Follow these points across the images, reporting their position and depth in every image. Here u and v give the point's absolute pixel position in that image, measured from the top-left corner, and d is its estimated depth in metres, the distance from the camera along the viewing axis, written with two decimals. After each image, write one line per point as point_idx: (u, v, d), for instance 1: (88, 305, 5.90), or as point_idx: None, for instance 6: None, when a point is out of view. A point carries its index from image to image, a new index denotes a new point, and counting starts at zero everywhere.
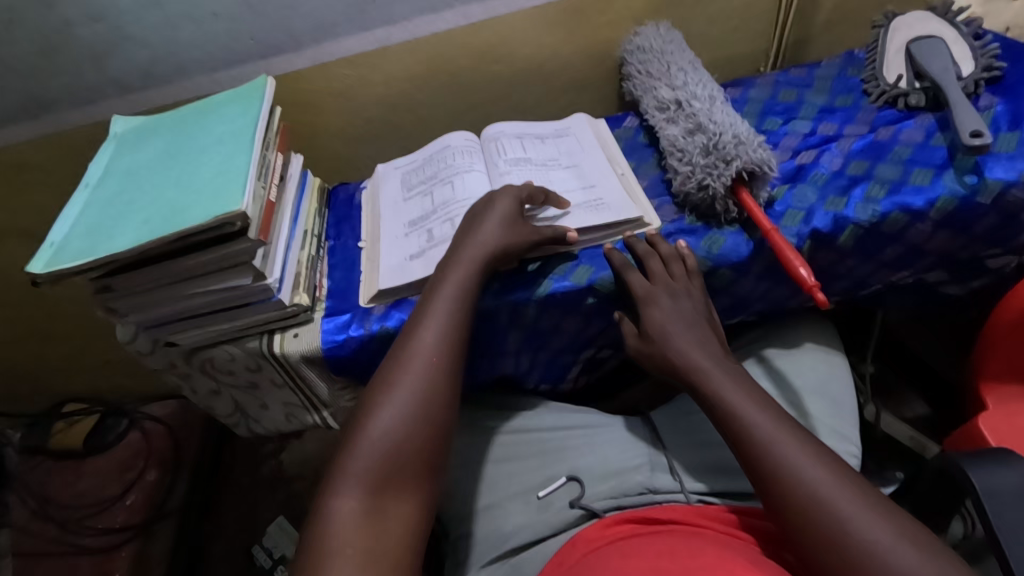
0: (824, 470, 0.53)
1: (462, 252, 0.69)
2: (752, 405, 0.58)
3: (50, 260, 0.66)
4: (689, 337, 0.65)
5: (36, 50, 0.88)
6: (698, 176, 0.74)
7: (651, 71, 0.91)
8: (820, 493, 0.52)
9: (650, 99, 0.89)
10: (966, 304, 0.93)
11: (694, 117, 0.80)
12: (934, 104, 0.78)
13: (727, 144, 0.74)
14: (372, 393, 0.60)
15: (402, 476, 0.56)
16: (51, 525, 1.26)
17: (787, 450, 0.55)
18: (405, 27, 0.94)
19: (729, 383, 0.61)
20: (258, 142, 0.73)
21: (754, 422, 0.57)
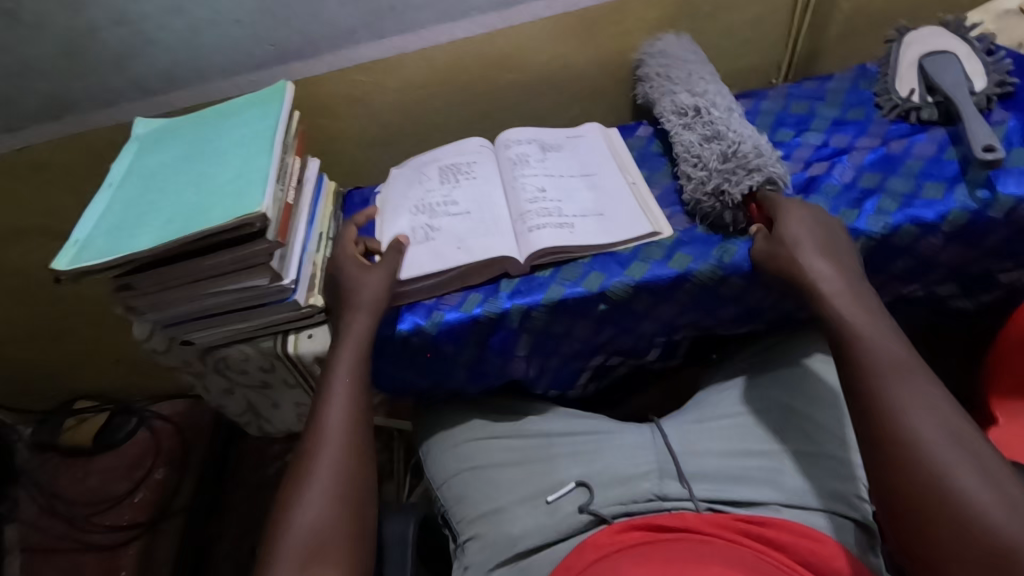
0: (939, 416, 0.51)
1: (350, 325, 0.71)
2: (885, 338, 0.58)
3: (75, 257, 0.68)
4: (823, 260, 0.65)
5: (62, 53, 0.90)
6: (716, 182, 0.75)
7: (673, 77, 0.92)
8: (928, 431, 0.51)
9: (669, 103, 0.89)
10: (976, 318, 0.94)
11: (714, 124, 0.81)
12: (946, 118, 0.79)
13: (749, 154, 0.75)
14: (290, 481, 0.61)
15: (330, 553, 0.55)
16: (60, 521, 1.28)
17: (907, 388, 0.54)
18: (422, 35, 0.96)
19: (854, 306, 0.61)
20: (277, 145, 0.75)
21: (883, 351, 0.57)
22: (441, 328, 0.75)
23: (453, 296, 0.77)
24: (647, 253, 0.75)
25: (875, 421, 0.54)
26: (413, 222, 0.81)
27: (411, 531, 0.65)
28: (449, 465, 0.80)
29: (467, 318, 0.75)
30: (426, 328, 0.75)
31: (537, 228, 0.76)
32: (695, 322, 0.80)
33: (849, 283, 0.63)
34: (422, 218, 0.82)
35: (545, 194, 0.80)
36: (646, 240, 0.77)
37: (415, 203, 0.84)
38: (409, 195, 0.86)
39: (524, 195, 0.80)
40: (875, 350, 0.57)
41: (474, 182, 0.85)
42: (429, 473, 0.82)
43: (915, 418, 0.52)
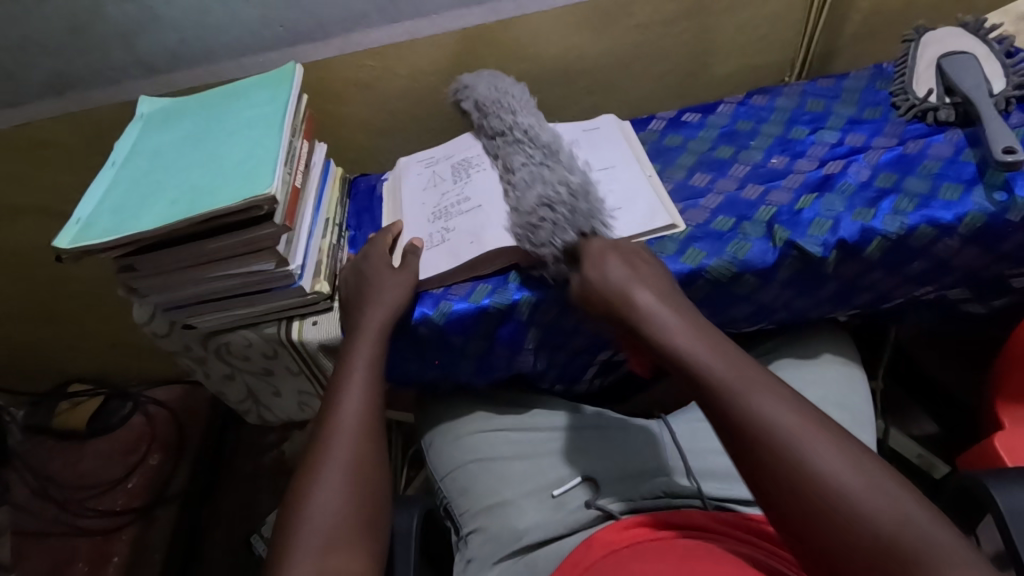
0: (792, 417, 0.49)
1: (365, 319, 0.70)
2: (714, 351, 0.54)
3: (77, 235, 0.66)
4: (631, 280, 0.61)
5: (67, 27, 0.88)
6: (554, 222, 0.68)
7: (498, 100, 0.83)
8: (784, 430, 0.48)
9: (517, 128, 0.79)
10: (984, 324, 0.94)
11: (569, 166, 0.74)
12: (964, 120, 0.78)
13: (594, 204, 0.70)
14: (304, 471, 0.59)
15: (350, 542, 0.54)
16: (51, 505, 1.25)
17: (750, 393, 0.50)
18: (434, 21, 0.94)
19: (675, 329, 0.57)
20: (287, 128, 0.73)
21: (716, 363, 0.53)
22: (449, 318, 0.74)
23: (462, 286, 0.76)
24: (660, 247, 0.75)
25: (739, 441, 0.50)
26: (430, 228, 0.79)
27: (417, 522, 0.64)
28: (453, 457, 0.79)
29: (475, 309, 0.74)
30: (434, 318, 0.74)
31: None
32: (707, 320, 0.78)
33: (668, 302, 0.60)
34: (438, 223, 0.79)
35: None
36: (661, 234, 0.76)
37: (431, 209, 0.82)
38: (423, 200, 0.84)
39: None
40: (710, 368, 0.53)
41: (485, 173, 0.83)
42: (432, 464, 0.81)
43: (774, 419, 0.49)
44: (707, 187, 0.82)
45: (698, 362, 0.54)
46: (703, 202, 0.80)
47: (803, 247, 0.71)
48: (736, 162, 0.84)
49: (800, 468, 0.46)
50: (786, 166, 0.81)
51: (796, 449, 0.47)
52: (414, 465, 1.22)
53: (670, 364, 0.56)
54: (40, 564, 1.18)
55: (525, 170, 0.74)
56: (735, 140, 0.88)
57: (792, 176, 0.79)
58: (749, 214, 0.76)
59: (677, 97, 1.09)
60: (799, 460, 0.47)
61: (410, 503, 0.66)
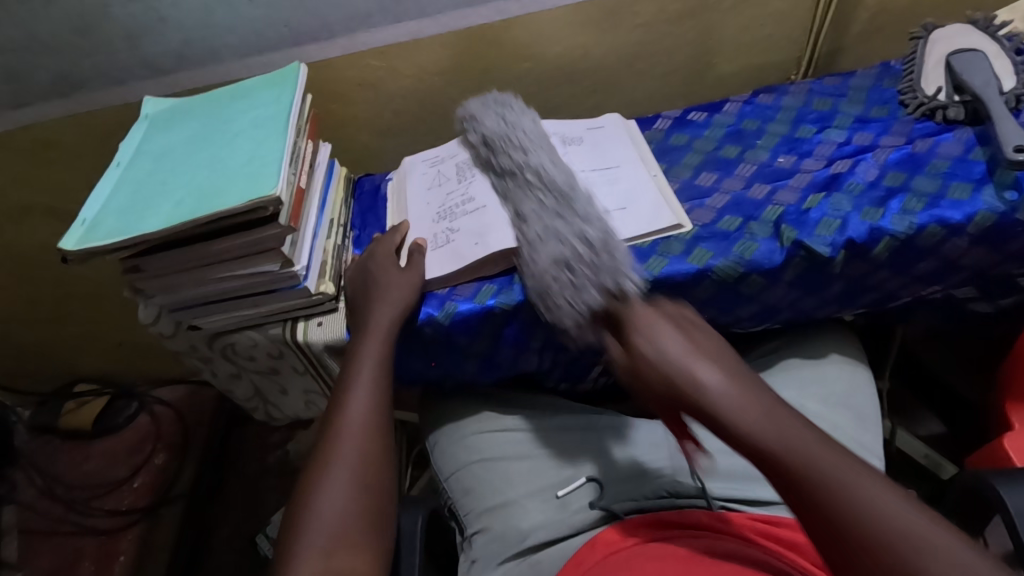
0: (917, 522, 0.42)
1: (371, 319, 0.70)
2: (805, 439, 0.47)
3: (83, 237, 0.66)
4: (694, 356, 0.52)
5: (72, 28, 0.88)
6: (577, 283, 0.63)
7: (507, 136, 0.78)
8: (909, 546, 0.41)
9: (528, 169, 0.74)
10: (992, 324, 0.93)
11: (586, 213, 0.68)
12: (973, 118, 0.77)
13: (617, 256, 0.63)
14: (311, 470, 0.59)
15: (356, 541, 0.54)
16: (57, 505, 1.25)
17: (857, 494, 0.44)
18: (438, 20, 0.94)
19: (761, 422, 0.48)
20: (291, 128, 0.73)
21: (808, 456, 0.46)
22: (454, 319, 0.74)
23: (466, 287, 0.76)
24: (665, 247, 0.74)
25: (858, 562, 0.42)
26: (435, 229, 0.79)
27: (422, 523, 0.64)
28: (457, 458, 0.79)
29: (480, 310, 0.74)
30: (439, 319, 0.74)
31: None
32: (713, 320, 0.78)
33: (739, 380, 0.50)
34: (443, 223, 0.79)
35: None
36: (666, 234, 0.75)
37: (435, 209, 0.82)
38: (428, 200, 0.84)
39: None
40: (807, 466, 0.45)
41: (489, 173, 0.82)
42: (436, 464, 0.81)
43: (896, 530, 0.42)
44: (713, 186, 0.81)
45: (788, 457, 0.46)
46: (709, 202, 0.79)
47: (810, 247, 0.70)
48: (743, 161, 0.84)
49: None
50: (793, 165, 0.81)
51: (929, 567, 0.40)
52: (417, 465, 1.22)
53: (746, 454, 0.48)
54: (46, 564, 1.18)
55: (541, 221, 0.69)
56: (741, 139, 0.87)
57: (798, 175, 0.79)
58: (756, 214, 0.76)
59: (682, 95, 1.08)
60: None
61: (415, 504, 0.66)
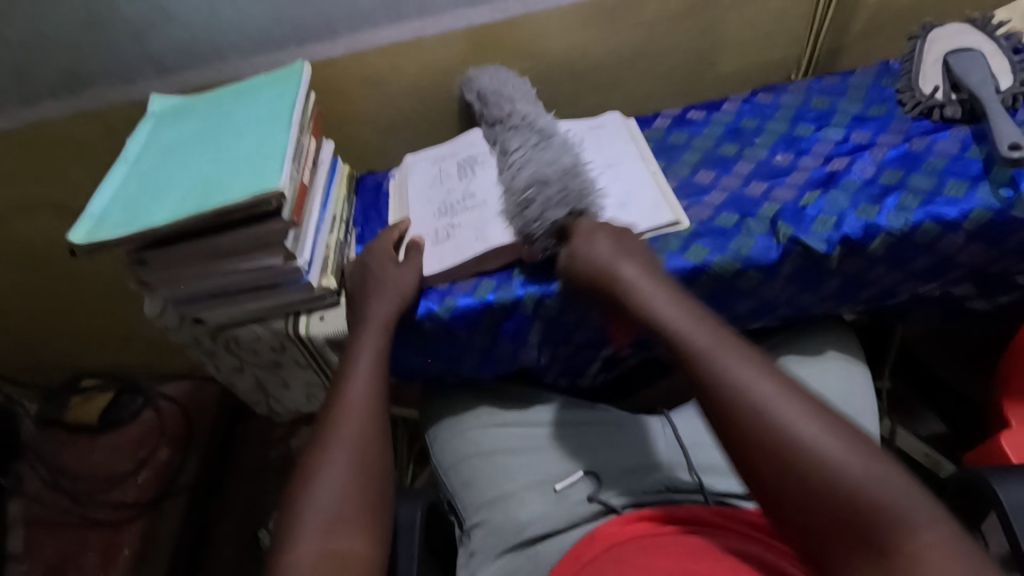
0: (772, 384, 0.51)
1: (371, 312, 0.71)
2: (699, 322, 0.56)
3: (91, 230, 0.68)
4: (615, 255, 0.63)
5: (80, 26, 0.90)
6: (545, 196, 0.69)
7: (499, 94, 0.86)
8: (764, 403, 0.50)
9: (515, 117, 0.82)
10: (991, 322, 0.93)
11: (561, 144, 0.75)
12: (970, 116, 0.78)
13: (585, 181, 0.71)
14: (308, 457, 0.60)
15: (354, 525, 0.55)
16: (64, 497, 1.27)
17: (731, 362, 0.53)
18: (440, 19, 0.95)
19: (664, 301, 0.59)
20: (295, 125, 0.74)
21: (698, 333, 0.55)
22: (453, 313, 0.75)
23: (466, 282, 0.77)
24: (663, 244, 0.75)
25: (723, 415, 0.51)
26: (436, 225, 0.80)
27: (421, 515, 0.65)
28: (458, 450, 0.80)
29: (479, 305, 0.75)
30: (439, 313, 0.75)
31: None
32: None
33: (653, 276, 0.62)
34: (444, 219, 0.80)
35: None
36: (665, 230, 0.76)
37: (437, 205, 0.83)
38: (429, 196, 0.85)
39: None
40: (695, 342, 0.55)
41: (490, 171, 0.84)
42: (436, 457, 0.82)
43: (753, 389, 0.51)
44: (711, 184, 0.82)
45: (682, 331, 0.56)
46: (707, 199, 0.80)
47: (806, 244, 0.71)
48: (741, 159, 0.85)
49: (777, 434, 0.49)
50: (791, 163, 0.82)
51: (773, 416, 0.49)
52: (419, 460, 1.23)
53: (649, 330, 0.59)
54: (53, 554, 1.20)
55: (519, 153, 0.76)
56: (740, 137, 0.88)
57: (796, 173, 0.80)
58: (753, 211, 0.76)
59: (682, 94, 1.09)
60: (782, 428, 0.49)
61: (413, 496, 0.66)
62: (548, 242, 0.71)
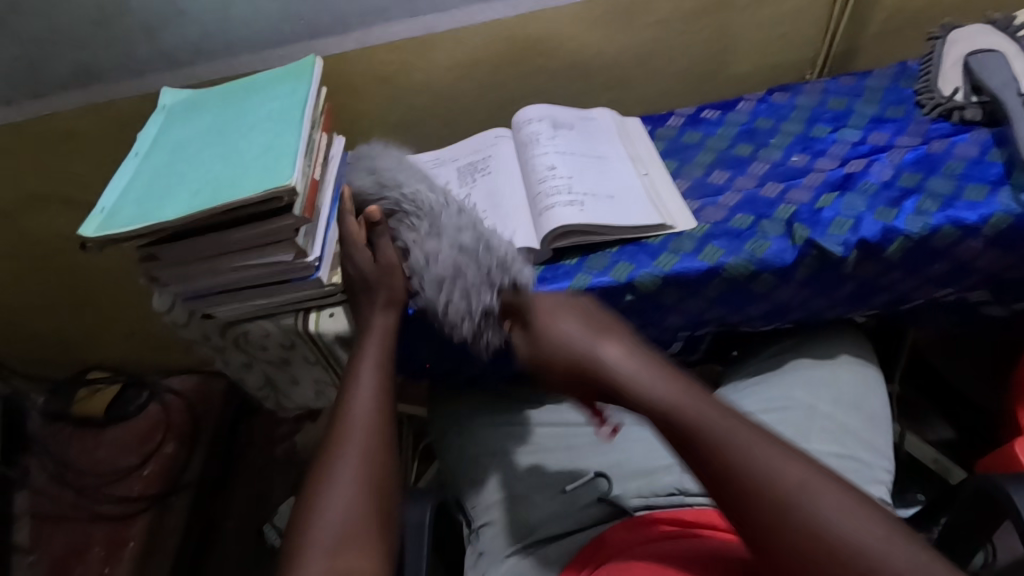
0: (787, 463, 0.48)
1: (376, 318, 0.71)
2: (694, 402, 0.52)
3: (102, 224, 0.67)
4: (594, 335, 0.59)
5: (92, 20, 0.89)
6: (468, 290, 0.66)
7: (378, 181, 0.74)
8: (777, 483, 0.47)
9: (408, 197, 0.72)
10: (1006, 328, 0.92)
11: (456, 222, 0.70)
12: (990, 119, 0.77)
13: (500, 252, 0.69)
14: (319, 468, 0.60)
15: (361, 540, 0.54)
16: (69, 490, 1.27)
17: (738, 446, 0.49)
18: (453, 16, 0.94)
19: (648, 384, 0.54)
20: (307, 120, 0.74)
21: (694, 418, 0.51)
22: None
23: None
24: (677, 244, 0.74)
25: (736, 503, 0.48)
26: None
27: (430, 514, 0.65)
28: (465, 452, 0.80)
29: None
30: None
31: (552, 205, 0.76)
32: (723, 319, 0.77)
33: (635, 355, 0.57)
34: None
35: (554, 171, 0.80)
36: (675, 233, 0.76)
37: None
38: None
39: (536, 176, 0.80)
40: (688, 430, 0.51)
41: (489, 177, 0.85)
42: (444, 457, 0.81)
43: (761, 470, 0.47)
44: (725, 184, 0.81)
45: (677, 417, 0.52)
46: (721, 200, 0.79)
47: (823, 247, 0.70)
48: (756, 160, 0.84)
49: (796, 514, 0.45)
50: (807, 164, 0.81)
51: (784, 496, 0.46)
52: (423, 459, 1.22)
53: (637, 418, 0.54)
54: (59, 547, 1.20)
55: (420, 244, 0.69)
56: (755, 138, 0.87)
57: (812, 174, 0.79)
58: (768, 212, 0.75)
59: (695, 93, 1.08)
60: (789, 506, 0.46)
61: (422, 495, 0.66)
62: (491, 332, 0.68)
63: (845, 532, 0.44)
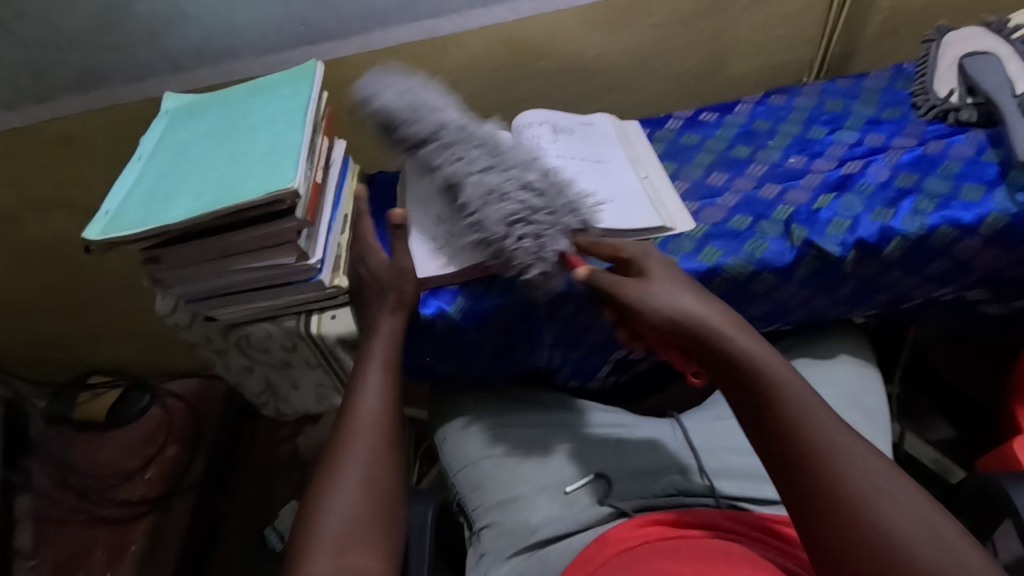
0: (878, 465, 0.48)
1: (385, 318, 0.71)
2: (803, 388, 0.52)
3: (105, 227, 0.68)
4: (693, 300, 0.58)
5: (97, 25, 0.90)
6: (540, 232, 0.65)
7: (410, 105, 0.73)
8: (858, 480, 0.47)
9: (449, 130, 0.72)
10: (1004, 328, 0.93)
11: (518, 159, 0.70)
12: (986, 120, 0.77)
13: (569, 196, 0.69)
14: (324, 469, 0.60)
15: (367, 540, 0.55)
16: (71, 494, 1.27)
17: (833, 434, 0.49)
18: (454, 19, 0.95)
19: (761, 349, 0.54)
20: (308, 124, 0.74)
21: (796, 399, 0.51)
22: (465, 314, 0.75)
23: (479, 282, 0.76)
24: (676, 245, 0.75)
25: (808, 477, 0.48)
26: None
27: (432, 515, 0.65)
28: (466, 453, 0.80)
29: (492, 305, 0.74)
30: (450, 313, 0.74)
31: None
32: None
33: (740, 326, 0.56)
34: None
35: None
36: (674, 233, 0.76)
37: None
38: None
39: None
40: (793, 407, 0.51)
41: None
42: (445, 459, 0.82)
43: (846, 465, 0.48)
44: (724, 186, 0.82)
45: (779, 388, 0.52)
46: (720, 201, 0.80)
47: (821, 247, 0.71)
48: (754, 161, 0.84)
49: (868, 511, 0.46)
50: (804, 165, 0.81)
51: (867, 489, 0.47)
52: (425, 461, 1.23)
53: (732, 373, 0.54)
54: (61, 551, 1.20)
55: (473, 180, 0.67)
56: (753, 139, 0.88)
57: (810, 175, 0.79)
58: (767, 213, 0.76)
59: (694, 95, 1.09)
60: (865, 498, 0.46)
61: (425, 496, 0.66)
62: (557, 273, 0.68)
63: (920, 534, 0.44)
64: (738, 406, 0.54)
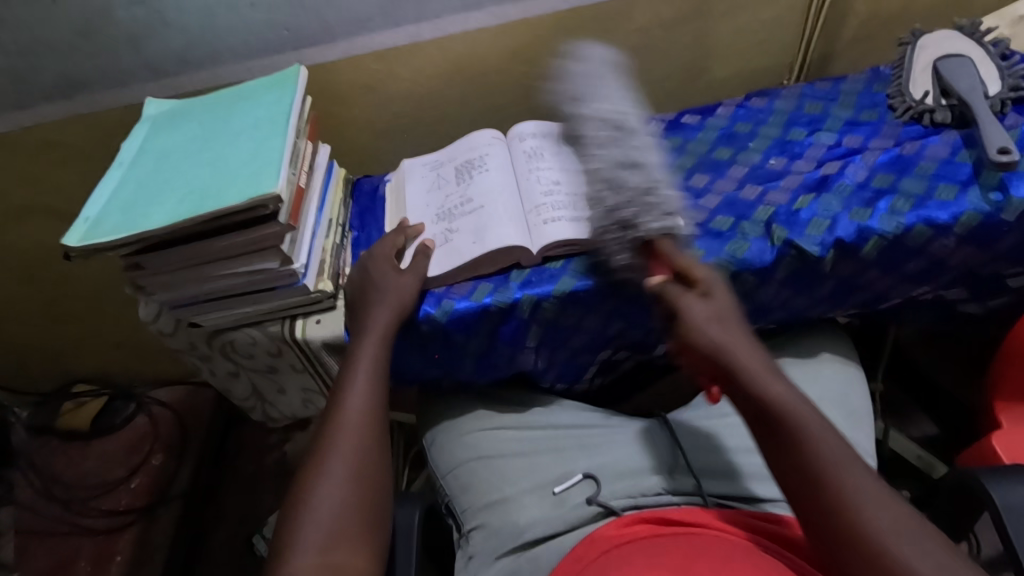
0: (895, 517, 0.48)
1: (371, 320, 0.71)
2: (830, 437, 0.52)
3: (86, 234, 0.68)
4: (728, 335, 0.59)
5: (76, 31, 0.90)
6: (612, 243, 0.70)
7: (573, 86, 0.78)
8: (887, 546, 0.47)
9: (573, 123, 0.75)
10: (982, 326, 0.94)
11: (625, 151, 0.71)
12: (960, 121, 0.79)
13: (645, 200, 0.68)
14: (307, 470, 0.60)
15: (352, 540, 0.55)
16: (56, 505, 1.26)
17: (856, 484, 0.50)
18: (437, 24, 0.95)
19: (789, 392, 0.55)
20: (291, 129, 0.74)
21: (822, 447, 0.52)
22: (451, 317, 0.75)
23: (463, 285, 0.77)
24: None
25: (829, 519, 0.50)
26: (434, 228, 0.81)
27: (420, 516, 0.65)
28: (455, 454, 0.80)
29: (477, 308, 0.75)
30: (436, 317, 0.75)
31: (551, 220, 0.77)
32: None
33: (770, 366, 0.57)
34: (442, 224, 0.81)
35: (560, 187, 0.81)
36: None
37: (438, 207, 0.83)
38: (430, 198, 0.85)
39: (540, 187, 0.80)
40: (820, 454, 0.51)
41: (487, 175, 0.83)
42: (434, 461, 0.82)
43: (879, 531, 0.48)
44: (706, 188, 0.83)
45: (804, 429, 0.53)
46: (701, 202, 0.80)
47: (801, 247, 0.72)
48: (735, 163, 0.85)
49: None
50: (784, 167, 0.83)
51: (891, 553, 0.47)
52: (414, 466, 1.23)
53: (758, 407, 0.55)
54: (46, 562, 1.19)
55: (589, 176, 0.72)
56: (734, 141, 0.89)
57: (790, 177, 0.80)
58: (747, 214, 0.77)
59: (676, 98, 1.10)
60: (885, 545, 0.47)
61: (411, 499, 0.66)
62: (641, 269, 0.70)
63: None
64: (772, 452, 0.54)
